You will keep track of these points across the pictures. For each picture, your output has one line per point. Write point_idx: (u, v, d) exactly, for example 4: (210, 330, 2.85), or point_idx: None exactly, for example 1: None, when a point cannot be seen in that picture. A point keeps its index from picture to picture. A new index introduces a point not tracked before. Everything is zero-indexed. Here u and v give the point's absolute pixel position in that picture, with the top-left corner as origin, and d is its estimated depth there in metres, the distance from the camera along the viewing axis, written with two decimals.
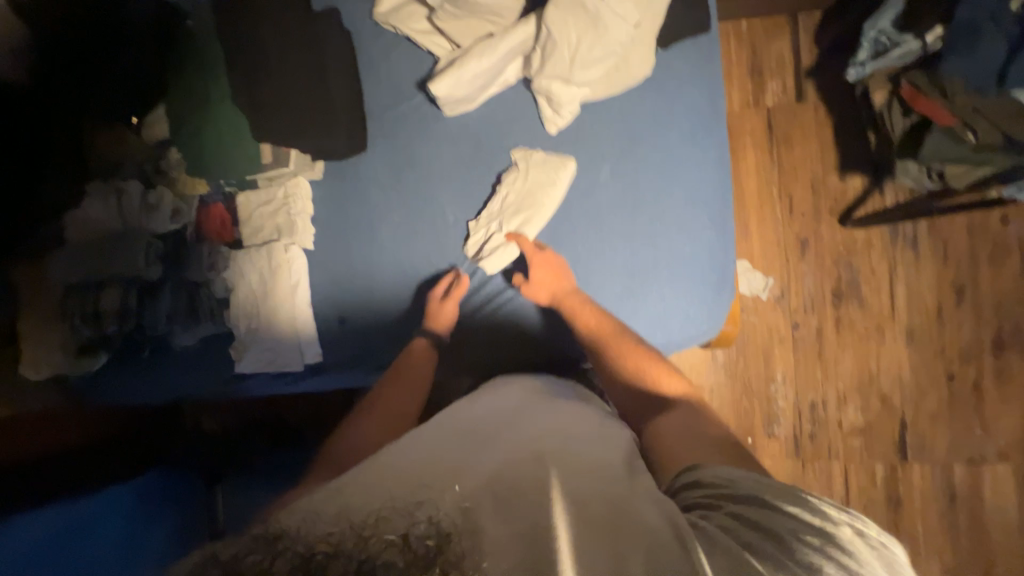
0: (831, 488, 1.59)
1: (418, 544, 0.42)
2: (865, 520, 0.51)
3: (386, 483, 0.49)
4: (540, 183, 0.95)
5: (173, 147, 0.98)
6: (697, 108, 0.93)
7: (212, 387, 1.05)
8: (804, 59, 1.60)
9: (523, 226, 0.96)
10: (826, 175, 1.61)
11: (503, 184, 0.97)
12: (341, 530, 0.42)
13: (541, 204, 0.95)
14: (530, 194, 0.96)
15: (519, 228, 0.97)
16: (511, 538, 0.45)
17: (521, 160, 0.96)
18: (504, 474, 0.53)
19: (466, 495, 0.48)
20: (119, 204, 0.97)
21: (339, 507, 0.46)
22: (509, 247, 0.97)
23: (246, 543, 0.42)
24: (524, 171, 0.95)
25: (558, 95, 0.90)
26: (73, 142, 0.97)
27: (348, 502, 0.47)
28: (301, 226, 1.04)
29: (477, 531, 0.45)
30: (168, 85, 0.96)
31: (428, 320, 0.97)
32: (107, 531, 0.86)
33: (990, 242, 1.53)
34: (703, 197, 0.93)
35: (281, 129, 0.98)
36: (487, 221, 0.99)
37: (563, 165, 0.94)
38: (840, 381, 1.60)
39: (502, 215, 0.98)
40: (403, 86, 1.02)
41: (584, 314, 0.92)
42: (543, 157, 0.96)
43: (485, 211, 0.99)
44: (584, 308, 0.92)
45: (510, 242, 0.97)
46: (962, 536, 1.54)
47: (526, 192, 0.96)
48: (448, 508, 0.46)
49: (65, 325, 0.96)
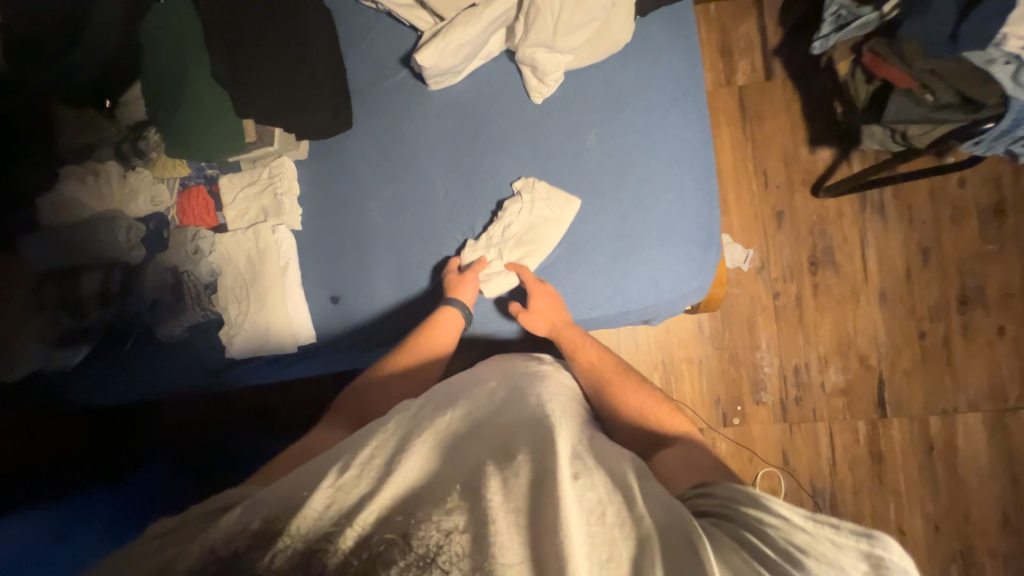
0: (818, 448, 1.66)
1: (414, 553, 0.49)
2: (885, 544, 0.49)
3: (398, 474, 0.55)
4: (540, 217, 0.96)
5: (152, 128, 0.95)
6: (677, 73, 0.95)
7: (199, 375, 1.03)
8: (771, 38, 1.66)
9: (524, 257, 0.98)
10: (797, 148, 1.67)
11: (506, 212, 0.97)
12: (346, 527, 0.49)
13: (544, 238, 0.96)
14: (533, 229, 0.96)
15: (520, 259, 0.98)
16: (513, 541, 0.50)
17: (525, 191, 0.97)
18: (515, 468, 0.56)
19: (471, 494, 0.53)
20: (95, 186, 0.94)
21: (354, 497, 0.53)
22: (508, 276, 0.98)
23: (258, 529, 0.51)
24: (529, 203, 0.96)
25: (542, 63, 0.91)
26: (38, 123, 0.92)
27: (361, 494, 0.53)
28: (287, 206, 1.02)
29: (479, 533, 0.50)
30: (142, 62, 0.93)
31: (453, 292, 0.95)
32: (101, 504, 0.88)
33: (950, 205, 1.63)
34: (688, 157, 0.95)
35: (255, 104, 0.92)
36: (485, 246, 0.99)
37: (567, 204, 0.96)
38: (821, 345, 1.67)
39: (502, 244, 0.98)
40: (387, 61, 1.03)
41: (581, 347, 0.94)
42: (546, 191, 0.97)
43: (485, 235, 0.99)
44: (581, 341, 0.94)
45: (510, 272, 0.97)
46: (941, 484, 1.62)
47: (526, 222, 0.96)
48: (452, 513, 0.52)
49: (37, 316, 0.90)
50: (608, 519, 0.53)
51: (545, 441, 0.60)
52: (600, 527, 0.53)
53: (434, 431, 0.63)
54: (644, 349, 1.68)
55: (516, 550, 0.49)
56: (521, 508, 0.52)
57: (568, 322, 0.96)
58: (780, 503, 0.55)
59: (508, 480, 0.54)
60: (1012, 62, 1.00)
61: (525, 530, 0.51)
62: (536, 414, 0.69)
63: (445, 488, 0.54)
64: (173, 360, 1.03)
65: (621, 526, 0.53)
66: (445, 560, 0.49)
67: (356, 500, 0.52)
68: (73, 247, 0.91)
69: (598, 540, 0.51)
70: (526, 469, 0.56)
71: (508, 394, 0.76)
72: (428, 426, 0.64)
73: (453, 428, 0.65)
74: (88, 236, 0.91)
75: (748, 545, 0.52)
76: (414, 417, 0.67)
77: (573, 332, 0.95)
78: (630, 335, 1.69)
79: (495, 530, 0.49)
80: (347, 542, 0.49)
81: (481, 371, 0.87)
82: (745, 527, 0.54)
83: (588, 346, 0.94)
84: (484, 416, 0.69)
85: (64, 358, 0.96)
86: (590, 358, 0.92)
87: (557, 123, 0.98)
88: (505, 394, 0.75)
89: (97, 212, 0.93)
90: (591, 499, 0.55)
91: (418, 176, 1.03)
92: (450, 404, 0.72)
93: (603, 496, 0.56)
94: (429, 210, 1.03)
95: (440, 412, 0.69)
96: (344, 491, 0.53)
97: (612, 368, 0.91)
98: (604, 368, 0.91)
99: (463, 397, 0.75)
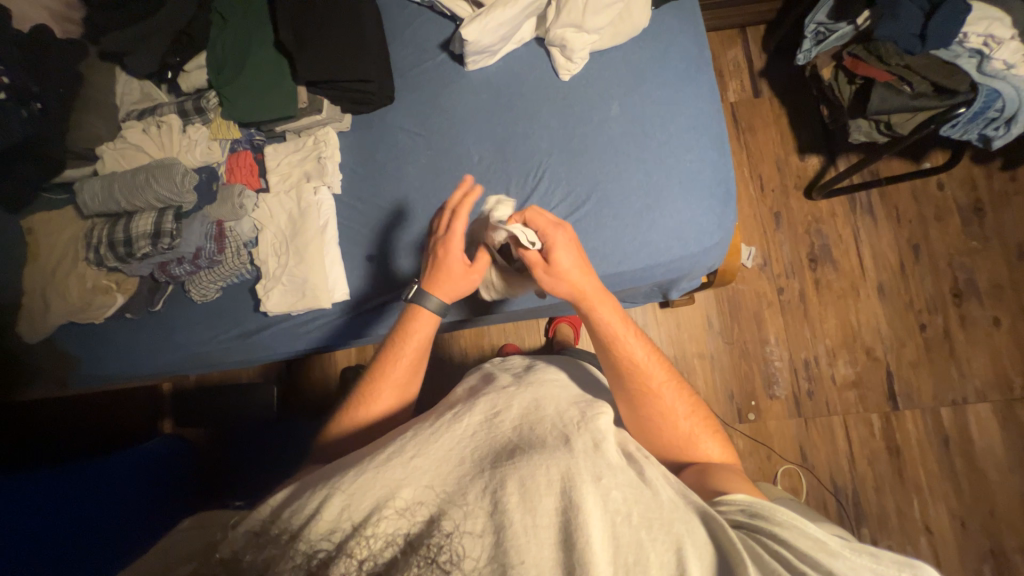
0: (836, 443, 1.56)
1: (417, 553, 0.43)
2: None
3: (409, 477, 0.52)
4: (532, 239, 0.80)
5: (212, 91, 1.09)
6: (688, 54, 1.09)
7: (230, 337, 1.08)
8: (757, 60, 1.76)
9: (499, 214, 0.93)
10: (788, 155, 1.72)
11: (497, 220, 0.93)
12: (352, 534, 0.45)
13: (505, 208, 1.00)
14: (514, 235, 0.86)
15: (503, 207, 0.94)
16: (531, 542, 0.45)
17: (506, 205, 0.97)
18: (539, 466, 0.52)
19: (489, 494, 0.50)
20: (159, 135, 1.09)
21: (366, 504, 0.49)
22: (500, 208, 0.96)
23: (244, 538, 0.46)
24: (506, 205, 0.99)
25: (571, 41, 1.04)
26: (100, 95, 1.07)
27: (376, 500, 0.49)
28: (330, 169, 1.08)
29: (497, 533, 0.46)
30: (212, 42, 1.08)
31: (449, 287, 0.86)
32: (115, 484, 0.89)
33: (933, 205, 1.67)
34: (702, 123, 1.06)
35: (315, 72, 1.03)
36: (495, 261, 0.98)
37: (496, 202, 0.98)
38: (828, 338, 1.62)
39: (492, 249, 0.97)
40: (428, 46, 1.15)
41: (612, 323, 0.77)
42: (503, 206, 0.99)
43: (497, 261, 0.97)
44: (611, 314, 0.77)
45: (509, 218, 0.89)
46: (962, 481, 1.52)
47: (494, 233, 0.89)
48: (468, 521, 0.48)
49: (93, 253, 1.02)
50: (632, 520, 0.49)
51: (562, 444, 0.55)
52: (624, 527, 0.48)
53: (449, 438, 0.58)
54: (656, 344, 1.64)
55: (533, 550, 0.45)
56: (543, 509, 0.48)
57: (608, 306, 0.77)
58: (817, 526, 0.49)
59: (525, 480, 0.50)
60: (975, 56, 1.19)
61: (547, 532, 0.46)
62: (553, 414, 0.61)
63: (458, 495, 0.50)
64: (206, 318, 1.09)
65: (646, 527, 0.48)
66: (445, 561, 0.43)
67: (369, 508, 0.48)
68: (133, 190, 1.01)
69: (622, 541, 0.47)
70: (545, 469, 0.51)
71: (525, 389, 0.67)
72: (442, 433, 0.59)
73: (470, 429, 0.59)
74: (153, 178, 1.00)
75: (796, 571, 0.46)
76: (431, 421, 0.63)
77: (613, 319, 0.77)
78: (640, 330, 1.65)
79: (513, 530, 0.46)
80: (352, 549, 0.43)
81: (496, 364, 0.84)
82: (785, 547, 0.48)
83: (628, 340, 0.76)
84: (500, 414, 0.61)
85: (97, 306, 1.04)
86: (631, 356, 0.75)
87: (582, 95, 1.09)
88: (520, 390, 0.66)
89: (156, 160, 1.06)
90: (614, 500, 0.50)
91: (454, 144, 1.11)
92: (465, 404, 0.65)
93: (626, 496, 0.51)
94: (463, 175, 1.09)
95: (457, 411, 0.63)
96: (355, 498, 0.50)
97: (658, 371, 0.75)
98: (644, 370, 0.74)
99: (477, 394, 0.68)
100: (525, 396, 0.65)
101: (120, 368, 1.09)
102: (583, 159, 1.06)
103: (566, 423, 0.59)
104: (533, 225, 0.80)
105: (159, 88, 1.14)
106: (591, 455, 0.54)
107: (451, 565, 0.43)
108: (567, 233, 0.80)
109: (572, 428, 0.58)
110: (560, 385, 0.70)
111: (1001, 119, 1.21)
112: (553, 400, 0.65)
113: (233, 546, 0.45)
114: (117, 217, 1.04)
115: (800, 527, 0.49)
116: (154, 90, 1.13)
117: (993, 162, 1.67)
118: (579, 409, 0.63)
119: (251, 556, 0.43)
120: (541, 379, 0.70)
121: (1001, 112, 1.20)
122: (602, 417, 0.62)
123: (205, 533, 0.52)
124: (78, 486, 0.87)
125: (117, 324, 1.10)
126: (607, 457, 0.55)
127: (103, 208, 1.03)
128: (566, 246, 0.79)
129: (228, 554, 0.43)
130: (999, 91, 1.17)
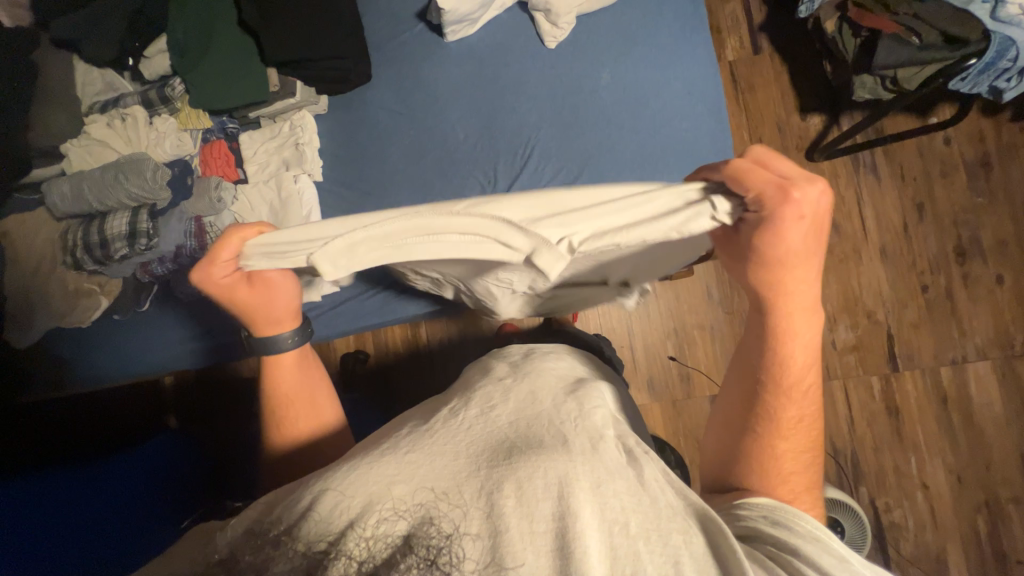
0: (834, 406, 1.57)
1: (416, 554, 0.41)
2: None
3: (402, 473, 0.51)
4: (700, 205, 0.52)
5: (176, 78, 1.05)
6: (681, 12, 1.03)
7: (218, 333, 1.07)
8: (756, 14, 1.66)
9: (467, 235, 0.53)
10: (789, 115, 1.64)
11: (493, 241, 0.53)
12: (348, 533, 0.44)
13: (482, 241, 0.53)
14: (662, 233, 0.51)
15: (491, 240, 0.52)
16: (525, 549, 0.45)
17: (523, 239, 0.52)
18: (535, 468, 0.50)
19: (486, 496, 0.49)
20: (126, 128, 1.05)
21: (359, 503, 0.48)
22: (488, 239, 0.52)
23: (239, 542, 0.46)
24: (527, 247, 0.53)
25: (556, 5, 0.97)
26: (59, 87, 1.03)
27: (367, 500, 0.48)
28: (310, 156, 1.04)
29: (494, 536, 0.45)
30: (171, 23, 1.01)
31: (273, 313, 0.69)
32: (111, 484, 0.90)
33: (938, 161, 1.61)
34: (699, 87, 1.01)
35: (283, 52, 0.97)
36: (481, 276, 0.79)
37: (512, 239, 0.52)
38: (828, 303, 1.60)
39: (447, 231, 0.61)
40: (404, 16, 1.09)
41: (793, 354, 0.61)
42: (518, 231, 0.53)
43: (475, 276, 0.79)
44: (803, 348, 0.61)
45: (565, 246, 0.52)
46: (960, 437, 1.53)
47: (407, 221, 0.52)
48: (468, 527, 0.46)
49: (69, 257, 1.00)
50: (630, 531, 0.47)
51: (560, 445, 0.54)
52: (622, 538, 0.47)
53: (445, 432, 0.57)
54: (655, 319, 1.50)
55: (527, 556, 0.45)
56: (541, 513, 0.47)
57: (803, 340, 0.60)
58: (835, 543, 0.49)
59: (522, 483, 0.49)
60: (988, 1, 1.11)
61: (545, 538, 0.46)
62: (549, 409, 0.60)
63: (455, 492, 0.49)
64: (193, 315, 1.07)
65: (644, 538, 0.47)
66: (445, 560, 0.42)
67: (360, 509, 0.47)
68: (105, 190, 0.97)
69: (620, 552, 0.46)
70: (543, 471, 0.50)
71: (522, 380, 0.65)
72: (437, 426, 0.58)
73: (465, 425, 0.57)
74: (124, 177, 0.97)
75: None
76: (428, 417, 0.62)
77: (797, 356, 0.61)
78: (639, 305, 1.50)
79: (510, 534, 0.45)
80: (351, 550, 0.42)
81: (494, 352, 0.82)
82: (806, 563, 0.47)
83: (796, 382, 0.62)
84: (496, 409, 0.59)
85: (84, 311, 1.03)
86: (780, 402, 0.62)
87: (571, 63, 1.03)
88: (517, 382, 0.65)
89: (125, 156, 1.02)
90: (613, 509, 0.49)
91: (439, 122, 1.05)
92: (462, 398, 0.63)
93: (625, 504, 0.49)
94: (450, 155, 1.04)
95: (453, 407, 0.61)
96: (348, 493, 0.49)
97: (793, 435, 0.63)
98: (783, 420, 0.62)
99: (473, 386, 0.66)
100: (524, 393, 0.62)
101: (116, 367, 1.09)
102: (575, 132, 1.01)
103: (562, 421, 0.57)
104: (746, 188, 0.50)
105: (122, 77, 1.10)
106: (590, 458, 0.52)
107: (451, 566, 0.42)
108: (815, 220, 0.50)
109: (568, 426, 0.57)
110: (558, 373, 0.69)
111: (1013, 70, 1.14)
112: (550, 392, 0.63)
113: (232, 547, 0.46)
114: (90, 217, 1.01)
115: (823, 543, 0.49)
116: (117, 79, 1.09)
117: (1002, 113, 1.60)
118: (577, 401, 0.61)
119: (249, 555, 0.43)
120: (538, 368, 0.69)
121: (1014, 62, 1.13)
122: (599, 410, 0.60)
123: (194, 544, 0.51)
124: (79, 490, 0.87)
125: (106, 325, 1.08)
126: (605, 458, 0.53)
127: (76, 208, 1.00)
128: (801, 232, 0.51)
129: (227, 554, 0.44)
130: (1012, 39, 1.10)
